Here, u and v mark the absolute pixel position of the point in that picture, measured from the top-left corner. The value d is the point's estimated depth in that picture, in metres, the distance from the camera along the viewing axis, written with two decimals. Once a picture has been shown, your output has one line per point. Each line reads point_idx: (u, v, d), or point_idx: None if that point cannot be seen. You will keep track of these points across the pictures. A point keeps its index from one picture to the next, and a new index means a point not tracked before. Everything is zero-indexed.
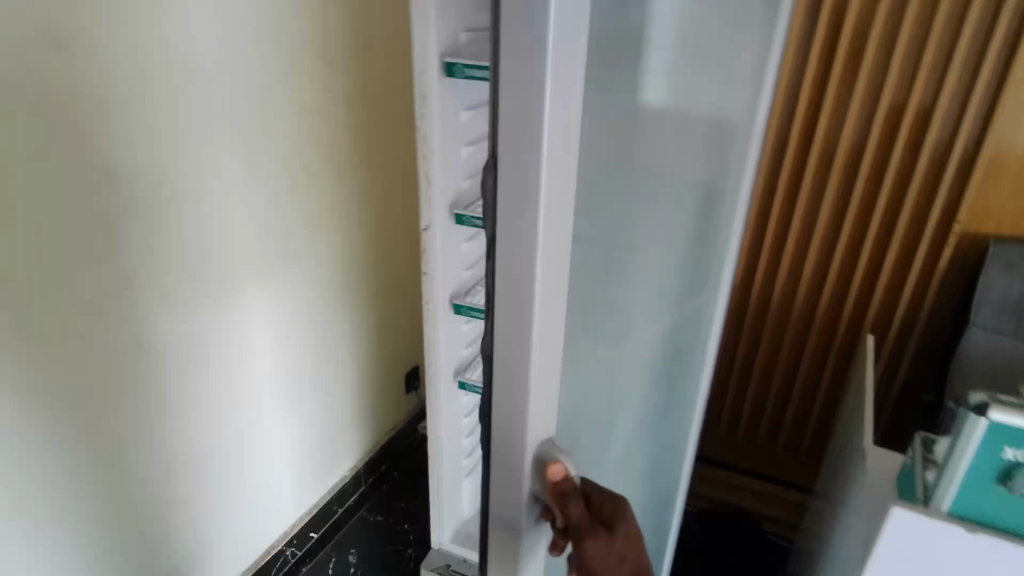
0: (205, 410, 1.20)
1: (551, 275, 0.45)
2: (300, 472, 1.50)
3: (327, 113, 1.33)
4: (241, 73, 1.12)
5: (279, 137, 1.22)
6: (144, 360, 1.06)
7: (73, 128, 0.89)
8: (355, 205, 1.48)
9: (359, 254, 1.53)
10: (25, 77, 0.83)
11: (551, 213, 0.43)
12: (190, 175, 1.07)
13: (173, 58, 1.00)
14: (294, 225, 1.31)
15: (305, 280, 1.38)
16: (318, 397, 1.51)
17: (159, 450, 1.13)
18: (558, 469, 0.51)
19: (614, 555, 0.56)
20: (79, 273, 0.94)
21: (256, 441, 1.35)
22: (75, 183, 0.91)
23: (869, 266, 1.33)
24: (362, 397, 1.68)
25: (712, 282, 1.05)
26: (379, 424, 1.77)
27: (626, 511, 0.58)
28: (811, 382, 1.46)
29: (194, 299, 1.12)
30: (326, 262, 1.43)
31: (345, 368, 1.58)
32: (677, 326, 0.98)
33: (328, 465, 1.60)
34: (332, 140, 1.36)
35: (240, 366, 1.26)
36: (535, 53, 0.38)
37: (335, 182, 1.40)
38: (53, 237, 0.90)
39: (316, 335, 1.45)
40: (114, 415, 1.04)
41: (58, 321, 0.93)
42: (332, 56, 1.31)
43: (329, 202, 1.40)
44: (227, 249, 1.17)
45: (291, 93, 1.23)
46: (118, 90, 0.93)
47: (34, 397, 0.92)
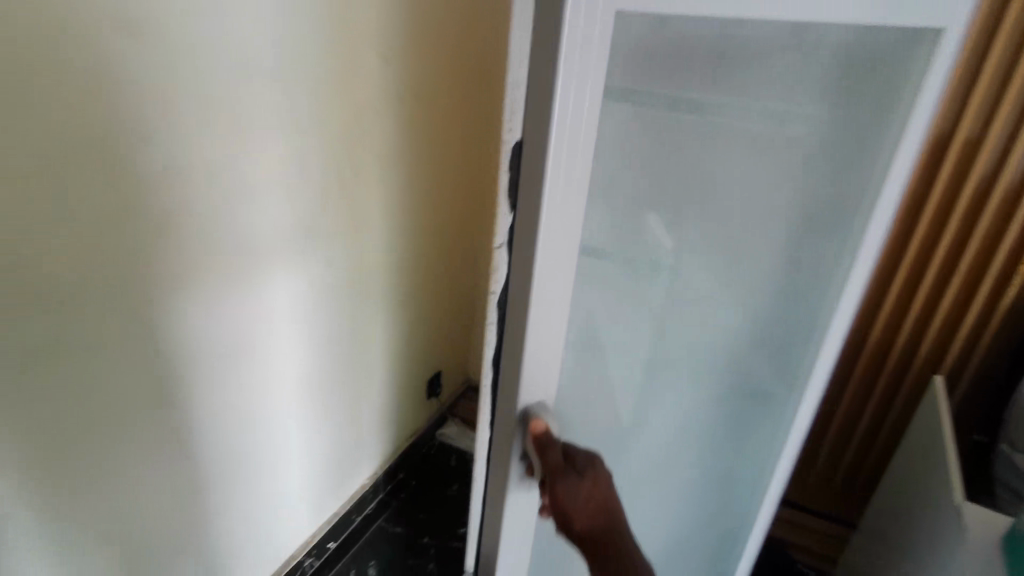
0: (239, 415, 1.16)
1: (552, 257, 0.48)
2: (324, 477, 1.46)
3: (372, 104, 1.25)
4: (287, 61, 1.03)
5: (324, 135, 1.15)
6: (171, 372, 0.99)
7: (108, 128, 0.81)
8: (393, 203, 1.41)
9: (392, 255, 1.47)
10: (58, 63, 0.74)
11: (557, 202, 0.46)
12: (230, 175, 0.99)
13: (216, 41, 0.91)
14: (337, 225, 1.26)
15: (344, 281, 1.33)
16: (345, 401, 1.46)
17: (178, 468, 1.06)
18: (539, 420, 0.53)
19: (585, 499, 0.58)
20: (103, 279, 0.86)
21: (285, 445, 1.30)
22: (107, 188, 0.83)
23: (927, 298, 1.32)
24: (384, 403, 1.62)
25: (794, 336, 0.99)
26: (398, 431, 1.72)
27: (597, 463, 0.60)
28: (853, 411, 1.46)
29: (234, 301, 1.07)
30: (362, 265, 1.37)
31: (369, 373, 1.53)
32: (731, 358, 0.98)
33: (348, 472, 1.55)
34: (375, 138, 1.29)
35: (275, 369, 1.21)
36: (552, 64, 0.40)
37: (376, 179, 1.34)
38: (80, 244, 0.82)
39: (349, 339, 1.41)
40: (134, 432, 0.96)
41: (87, 329, 0.86)
42: (382, 45, 1.23)
43: (369, 199, 1.33)
44: (265, 252, 1.10)
45: (336, 82, 1.15)
46: (157, 79, 0.85)
47: (50, 412, 0.84)
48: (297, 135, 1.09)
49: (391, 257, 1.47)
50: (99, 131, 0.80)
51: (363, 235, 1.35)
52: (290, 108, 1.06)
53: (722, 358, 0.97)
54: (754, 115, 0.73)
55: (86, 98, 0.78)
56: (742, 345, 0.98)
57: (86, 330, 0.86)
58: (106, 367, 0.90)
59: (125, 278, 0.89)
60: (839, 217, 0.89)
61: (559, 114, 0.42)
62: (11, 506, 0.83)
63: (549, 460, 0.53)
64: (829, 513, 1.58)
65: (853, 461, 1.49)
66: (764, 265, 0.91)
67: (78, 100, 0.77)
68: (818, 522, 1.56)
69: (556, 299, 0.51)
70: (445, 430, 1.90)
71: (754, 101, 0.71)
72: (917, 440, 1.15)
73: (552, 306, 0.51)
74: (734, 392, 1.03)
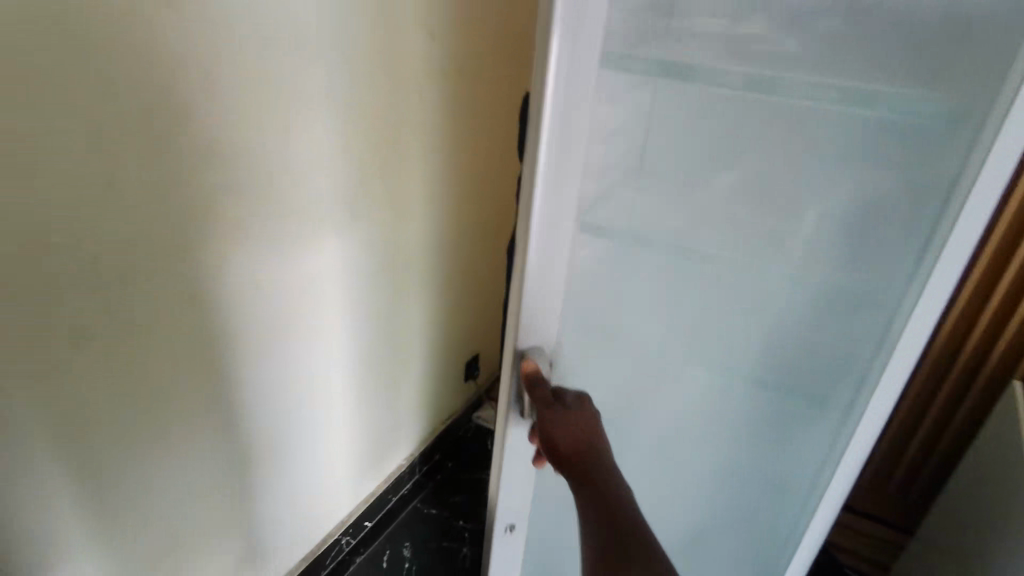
0: (280, 397, 1.15)
1: (554, 186, 0.63)
2: (364, 458, 1.46)
3: (415, 83, 1.21)
4: (330, 35, 0.99)
5: (371, 115, 1.13)
6: (216, 351, 0.99)
7: (158, 103, 0.79)
8: (434, 185, 1.38)
9: (432, 239, 1.44)
10: (101, 32, 0.71)
11: (556, 140, 0.61)
12: (271, 153, 0.96)
13: (259, 12, 0.87)
14: (380, 207, 1.24)
15: (387, 265, 1.32)
16: (385, 383, 1.46)
17: (220, 446, 1.06)
18: (531, 353, 0.72)
19: (572, 428, 0.73)
20: (147, 257, 0.84)
21: (329, 427, 1.31)
22: (157, 164, 0.82)
23: (1004, 301, 1.24)
24: (421, 386, 1.61)
25: (866, 339, 0.94)
26: (435, 413, 1.71)
27: (584, 402, 0.76)
28: (914, 410, 1.40)
29: (278, 284, 1.06)
30: (403, 249, 1.35)
31: (408, 357, 1.51)
32: (777, 353, 1.00)
33: (385, 453, 1.55)
34: (420, 117, 1.25)
35: (320, 351, 1.21)
36: (554, 29, 0.55)
37: (419, 161, 1.30)
38: (130, 222, 0.81)
39: (391, 323, 1.40)
40: (180, 409, 0.97)
41: (138, 307, 0.85)
42: (429, 20, 1.19)
43: (410, 182, 1.30)
44: (309, 234, 1.09)
45: (379, 58, 1.10)
46: (200, 50, 0.81)
47: (96, 392, 0.84)
48: (344, 116, 1.07)
49: (432, 240, 1.44)
50: (144, 105, 0.78)
51: (405, 219, 1.32)
52: (336, 87, 1.04)
53: (762, 350, 1.00)
54: (799, 98, 0.79)
55: (129, 70, 0.75)
56: (796, 344, 0.99)
57: (131, 310, 0.84)
58: (151, 345, 0.89)
59: (168, 256, 0.87)
60: (916, 212, 0.83)
61: (559, 70, 0.57)
62: (61, 485, 0.83)
63: (538, 387, 0.71)
64: (885, 518, 1.53)
65: (912, 465, 1.42)
66: (820, 263, 0.91)
67: (121, 72, 0.74)
68: (872, 528, 1.53)
69: (555, 225, 0.66)
70: (482, 414, 1.88)
71: (796, 86, 0.78)
72: (992, 462, 1.07)
73: (551, 242, 0.67)
74: (781, 387, 1.04)
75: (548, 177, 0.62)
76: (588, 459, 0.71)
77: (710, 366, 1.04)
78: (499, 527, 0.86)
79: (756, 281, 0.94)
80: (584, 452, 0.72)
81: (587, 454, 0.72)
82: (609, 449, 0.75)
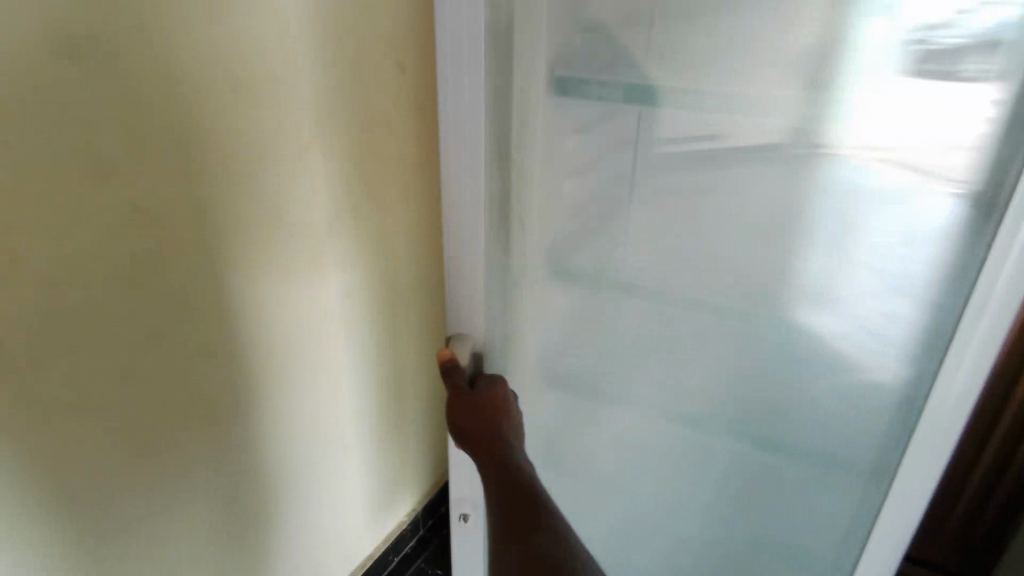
0: (264, 472, 1.03)
1: (459, 142, 0.71)
2: (363, 520, 1.34)
3: (407, 118, 1.10)
4: (292, 78, 0.86)
5: (363, 158, 1.01)
6: (183, 433, 0.86)
7: (93, 164, 0.66)
8: (432, 225, 1.26)
9: (427, 289, 1.31)
10: (17, 80, 0.58)
11: (460, 98, 0.69)
12: (243, 208, 0.84)
13: (215, 52, 0.75)
14: (376, 253, 1.12)
15: (385, 314, 1.19)
16: (383, 442, 1.33)
17: (195, 536, 0.94)
18: (457, 345, 0.81)
19: (480, 412, 0.79)
20: (95, 338, 0.72)
21: (324, 493, 1.19)
22: (95, 232, 0.68)
23: None
24: (419, 442, 1.48)
25: (895, 399, 0.84)
26: (438, 463, 1.60)
27: (498, 383, 0.82)
28: (974, 439, 1.26)
29: (257, 354, 0.94)
30: (394, 306, 1.21)
31: (404, 417, 1.38)
32: (779, 405, 0.96)
33: (383, 510, 1.42)
34: (416, 154, 1.14)
35: (310, 416, 1.09)
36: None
37: (407, 209, 1.16)
38: (64, 303, 0.68)
39: (386, 382, 1.27)
40: (142, 503, 0.83)
41: (85, 398, 0.72)
42: (405, 52, 1.05)
43: (399, 234, 1.16)
44: (292, 291, 0.96)
45: (354, 99, 0.96)
46: (149, 93, 0.69)
47: (40, 497, 0.71)
48: (330, 161, 0.95)
49: (426, 291, 1.31)
50: (84, 163, 0.65)
51: (396, 272, 1.19)
52: (319, 129, 0.92)
53: (764, 401, 0.97)
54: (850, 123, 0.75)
55: (60, 121, 0.62)
56: (809, 402, 0.94)
57: (77, 400, 0.72)
58: (107, 437, 0.76)
59: (122, 333, 0.74)
60: (945, 260, 0.74)
61: (456, 32, 0.66)
62: None
63: (454, 376, 0.79)
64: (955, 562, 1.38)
65: (974, 499, 1.30)
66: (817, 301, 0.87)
67: (49, 127, 0.62)
68: None
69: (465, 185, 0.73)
70: None
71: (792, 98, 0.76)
72: None
73: (460, 200, 0.74)
74: (792, 444, 0.97)
75: (453, 131, 0.70)
76: (495, 438, 0.78)
77: (704, 413, 1.02)
78: (453, 515, 1.02)
79: (741, 325, 0.93)
80: (492, 432, 0.78)
81: (496, 433, 0.78)
82: (517, 433, 0.80)
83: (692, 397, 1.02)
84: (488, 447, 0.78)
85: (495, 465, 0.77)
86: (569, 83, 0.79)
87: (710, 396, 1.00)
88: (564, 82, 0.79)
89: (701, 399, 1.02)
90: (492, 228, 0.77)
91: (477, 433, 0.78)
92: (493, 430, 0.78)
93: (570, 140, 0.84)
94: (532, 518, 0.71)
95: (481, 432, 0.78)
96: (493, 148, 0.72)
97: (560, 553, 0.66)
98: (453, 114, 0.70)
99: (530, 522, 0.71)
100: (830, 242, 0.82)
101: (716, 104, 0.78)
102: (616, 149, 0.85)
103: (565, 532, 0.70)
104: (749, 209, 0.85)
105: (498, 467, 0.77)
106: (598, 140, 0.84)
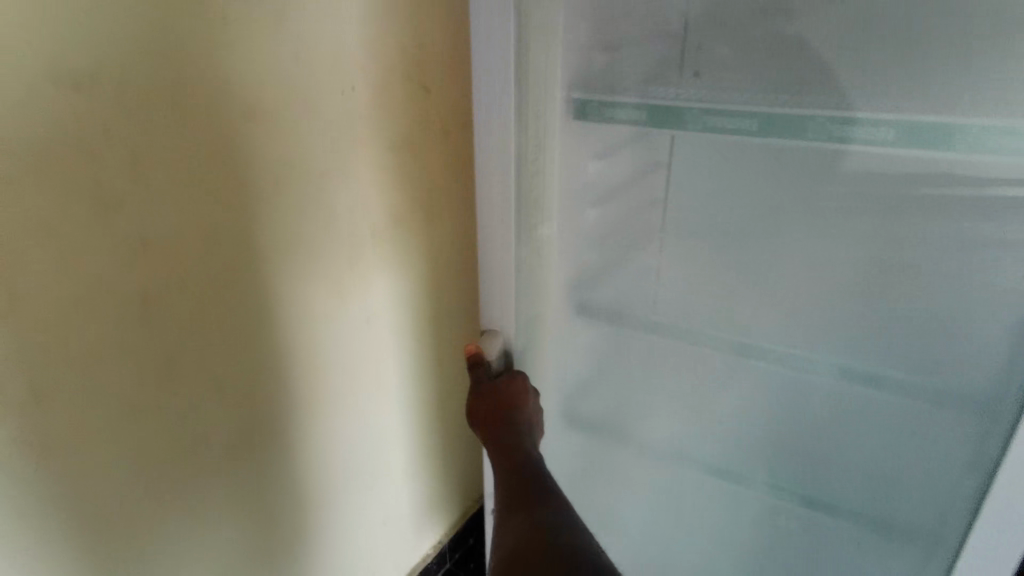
0: (284, 484, 0.96)
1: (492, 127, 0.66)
2: (394, 545, 1.24)
3: (445, 122, 1.05)
4: (321, 77, 0.82)
5: (395, 159, 0.97)
6: (194, 436, 0.81)
7: (101, 144, 0.62)
8: (469, 236, 1.20)
9: (471, 298, 1.25)
10: (19, 101, 0.56)
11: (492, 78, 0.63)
12: (262, 208, 0.80)
13: (227, 70, 0.71)
14: (406, 257, 1.05)
15: (416, 323, 1.13)
16: (427, 462, 1.27)
17: (226, 553, 0.90)
18: (486, 339, 0.76)
19: (494, 404, 0.75)
20: (100, 371, 0.68)
21: (351, 513, 1.11)
22: (102, 216, 0.64)
23: None
24: (467, 460, 1.41)
25: (965, 450, 0.70)
26: (470, 487, 1.45)
27: (519, 380, 0.77)
28: None
29: (291, 366, 0.90)
30: (431, 312, 1.16)
31: (449, 433, 1.32)
32: (824, 456, 0.84)
33: (429, 533, 1.34)
34: (453, 160, 1.09)
35: (335, 429, 1.02)
36: None
37: (447, 216, 1.11)
38: (67, 291, 0.63)
39: (427, 398, 1.22)
40: (148, 509, 0.77)
41: (89, 394, 0.68)
42: (443, 52, 1.00)
43: (439, 244, 1.12)
44: (314, 295, 0.90)
45: (386, 99, 0.92)
46: (161, 88, 0.66)
47: (57, 515, 0.68)
48: (359, 162, 0.91)
49: (469, 300, 1.25)
50: (85, 196, 0.62)
51: (436, 280, 1.14)
52: (350, 129, 0.88)
53: (803, 448, 0.86)
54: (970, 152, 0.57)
55: (60, 149, 0.59)
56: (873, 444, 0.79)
57: (84, 435, 0.68)
58: (129, 452, 0.73)
59: (128, 367, 0.71)
60: None
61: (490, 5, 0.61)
62: None
63: (476, 368, 0.75)
64: None
65: None
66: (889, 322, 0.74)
67: (53, 153, 0.59)
68: None
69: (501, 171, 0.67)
70: None
71: (849, 108, 0.65)
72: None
73: (492, 189, 0.68)
74: (844, 507, 0.83)
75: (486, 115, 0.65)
76: (508, 428, 0.75)
77: (737, 466, 0.91)
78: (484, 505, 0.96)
79: (785, 366, 0.82)
80: (505, 421, 0.75)
81: (509, 423, 0.75)
82: (531, 423, 0.77)
83: (724, 446, 0.92)
84: (500, 436, 0.75)
85: (503, 453, 0.74)
86: (588, 107, 0.70)
87: (742, 442, 0.90)
88: (583, 105, 0.70)
89: (735, 447, 0.91)
90: (527, 218, 0.71)
91: (488, 420, 0.75)
92: (505, 419, 0.75)
93: (591, 165, 0.78)
94: (530, 491, 0.68)
95: (492, 420, 0.75)
96: (531, 131, 0.68)
97: (548, 518, 0.63)
98: (483, 95, 0.64)
99: (527, 493, 0.68)
100: (881, 269, 0.72)
101: (749, 127, 0.62)
102: (645, 173, 0.82)
103: (562, 503, 0.66)
104: (884, 222, 0.70)
105: (505, 451, 0.74)
106: (626, 162, 0.81)
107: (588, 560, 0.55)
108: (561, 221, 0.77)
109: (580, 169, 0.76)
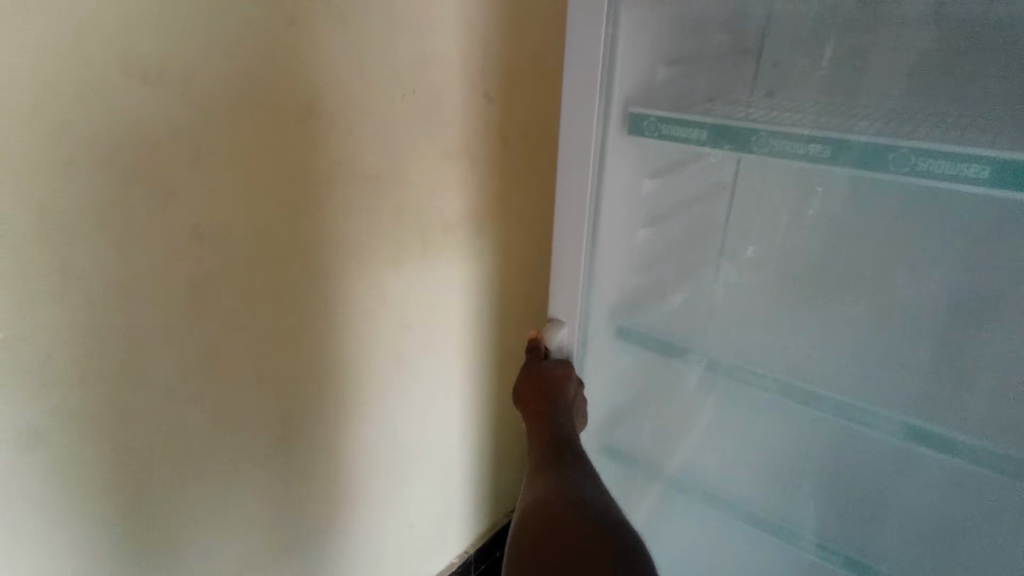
0: (314, 458, 0.93)
1: (577, 102, 0.63)
2: (418, 537, 1.18)
3: (528, 120, 1.03)
4: (403, 68, 0.83)
5: (468, 149, 0.96)
6: (236, 388, 0.79)
7: (187, 86, 0.63)
8: (537, 240, 1.16)
9: (534, 298, 1.21)
10: (90, 88, 0.58)
11: (582, 51, 0.61)
12: (330, 176, 0.79)
13: (308, 55, 0.72)
14: (465, 245, 1.02)
15: (471, 315, 1.09)
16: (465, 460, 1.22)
17: (259, 531, 0.90)
18: (550, 326, 0.72)
19: (533, 385, 0.71)
20: (142, 360, 0.69)
21: (382, 497, 1.07)
22: (178, 156, 0.65)
23: None
24: (511, 469, 1.35)
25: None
26: (507, 498, 1.38)
27: (564, 366, 0.72)
28: None
29: (343, 348, 0.90)
30: (488, 308, 1.12)
31: (500, 439, 1.28)
32: (891, 510, 0.77)
33: (460, 537, 1.29)
34: (530, 160, 1.07)
35: (376, 412, 0.99)
36: None
37: (514, 213, 1.08)
38: (137, 220, 0.64)
39: (475, 395, 1.18)
40: (179, 446, 0.76)
41: (146, 326, 0.68)
42: (524, 45, 0.98)
43: (503, 240, 1.09)
44: (367, 274, 0.88)
45: (463, 95, 0.91)
46: (249, 42, 0.67)
47: (96, 479, 0.69)
48: (431, 149, 0.90)
49: (532, 301, 1.21)
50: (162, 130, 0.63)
51: (496, 280, 1.11)
52: (428, 116, 0.88)
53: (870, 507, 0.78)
54: None
55: (137, 110, 0.61)
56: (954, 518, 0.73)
57: (127, 403, 0.69)
58: (167, 435, 0.74)
59: (170, 358, 0.71)
60: None
61: None
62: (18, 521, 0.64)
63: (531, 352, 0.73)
64: None
65: None
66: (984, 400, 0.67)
67: (117, 145, 0.61)
68: None
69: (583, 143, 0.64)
70: None
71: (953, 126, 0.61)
72: None
73: (571, 164, 0.65)
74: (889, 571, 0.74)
75: (573, 87, 0.62)
76: (548, 410, 0.69)
77: (777, 515, 0.81)
78: None
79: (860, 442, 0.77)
80: (547, 403, 0.70)
81: (549, 406, 0.69)
82: (572, 410, 0.71)
83: (773, 492, 0.82)
84: (539, 418, 0.69)
85: (539, 430, 0.68)
86: (645, 123, 0.63)
87: (788, 493, 0.82)
88: (639, 121, 0.63)
89: (786, 493, 0.82)
90: (602, 217, 0.68)
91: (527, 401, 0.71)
92: (544, 400, 0.70)
93: (647, 184, 0.73)
94: (558, 457, 0.64)
95: (532, 399, 0.70)
96: (613, 127, 0.65)
97: (573, 480, 0.60)
98: (574, 85, 0.62)
99: (553, 455, 0.64)
100: (952, 321, 0.70)
101: (822, 154, 0.55)
102: (708, 194, 0.81)
103: (590, 473, 0.62)
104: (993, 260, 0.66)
105: (538, 424, 0.68)
106: (688, 183, 0.78)
107: (598, 534, 0.52)
108: (623, 231, 0.73)
109: (660, 162, 0.73)
